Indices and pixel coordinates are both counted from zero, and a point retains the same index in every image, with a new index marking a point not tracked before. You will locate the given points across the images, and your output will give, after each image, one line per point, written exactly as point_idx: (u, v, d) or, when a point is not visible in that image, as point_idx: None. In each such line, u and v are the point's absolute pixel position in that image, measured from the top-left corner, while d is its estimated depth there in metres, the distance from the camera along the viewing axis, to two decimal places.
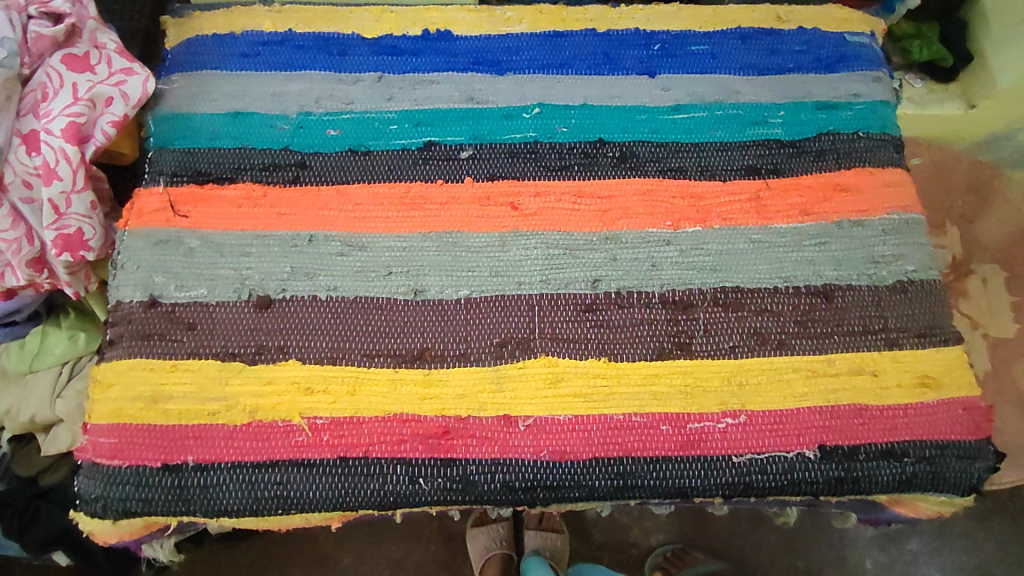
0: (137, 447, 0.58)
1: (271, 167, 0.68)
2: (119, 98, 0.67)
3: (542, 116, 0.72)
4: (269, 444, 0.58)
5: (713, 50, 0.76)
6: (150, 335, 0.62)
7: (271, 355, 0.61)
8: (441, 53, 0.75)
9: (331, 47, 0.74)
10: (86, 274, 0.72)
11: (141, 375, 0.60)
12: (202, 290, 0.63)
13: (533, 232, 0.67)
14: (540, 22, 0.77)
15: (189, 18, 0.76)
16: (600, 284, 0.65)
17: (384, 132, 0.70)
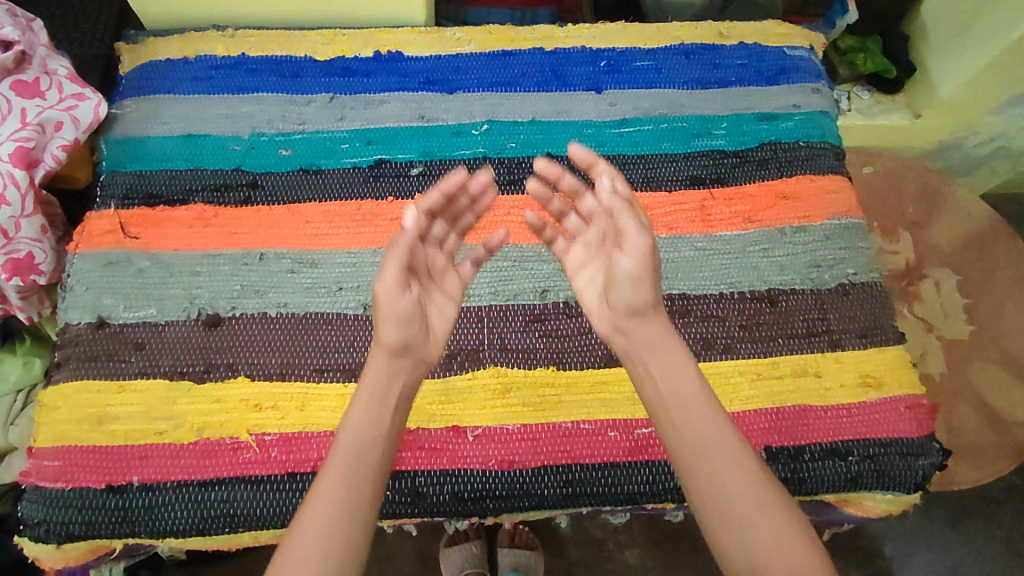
0: (81, 470, 0.58)
1: (222, 188, 0.69)
2: (69, 123, 0.68)
3: (490, 132, 0.73)
4: (215, 463, 0.58)
5: (657, 66, 0.79)
6: (96, 357, 0.62)
7: (219, 373, 0.61)
8: (392, 74, 0.76)
9: (283, 69, 0.76)
10: (39, 298, 0.72)
11: (86, 397, 0.60)
12: (150, 310, 0.64)
13: (482, 245, 0.68)
14: (489, 42, 0.79)
15: (144, 44, 0.77)
16: (548, 294, 0.66)
17: (335, 151, 0.72)
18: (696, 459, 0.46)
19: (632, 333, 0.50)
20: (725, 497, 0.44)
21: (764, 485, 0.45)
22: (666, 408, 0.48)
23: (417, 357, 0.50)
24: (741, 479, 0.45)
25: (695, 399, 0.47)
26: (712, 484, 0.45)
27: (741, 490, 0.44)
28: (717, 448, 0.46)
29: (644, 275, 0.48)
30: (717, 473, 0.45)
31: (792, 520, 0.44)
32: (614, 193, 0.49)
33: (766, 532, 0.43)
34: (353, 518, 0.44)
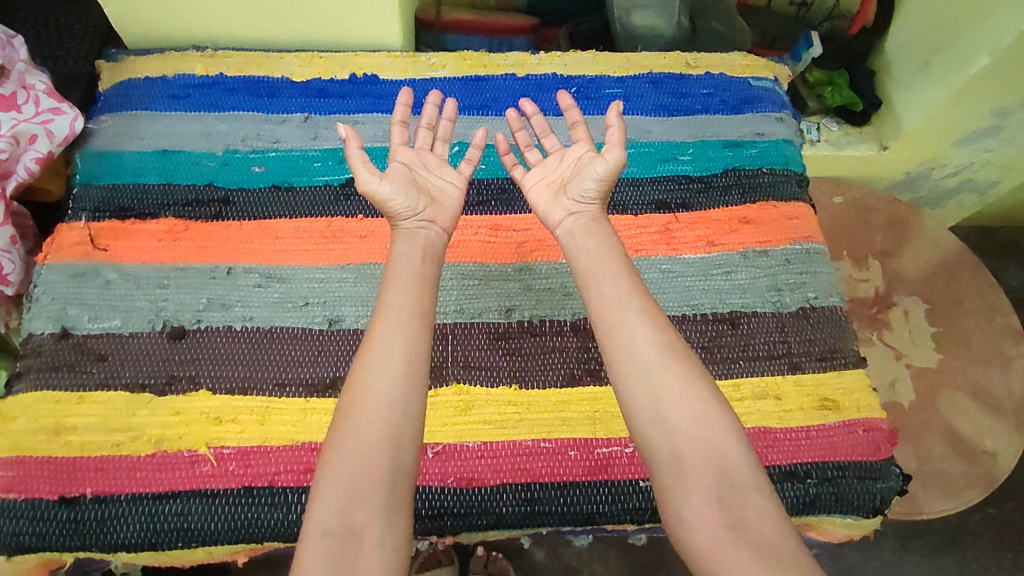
0: (34, 481, 0.57)
1: (194, 203, 0.70)
2: (43, 136, 0.69)
3: (461, 154, 0.75)
4: (172, 475, 0.58)
5: (626, 93, 0.81)
6: (58, 367, 0.62)
7: (182, 386, 0.61)
8: (367, 95, 0.79)
9: (260, 90, 0.78)
10: (5, 310, 0.72)
11: (45, 408, 0.60)
12: (115, 321, 0.64)
13: (448, 264, 0.69)
14: (463, 67, 0.82)
15: (125, 63, 0.79)
16: (513, 313, 0.67)
17: (308, 169, 0.74)
18: (634, 356, 0.54)
19: (580, 217, 0.63)
20: (653, 380, 0.52)
21: (697, 378, 0.53)
22: (611, 308, 0.56)
23: (432, 219, 0.62)
24: (674, 369, 0.53)
25: (630, 300, 0.56)
26: (647, 371, 0.53)
27: (669, 377, 0.52)
28: (659, 342, 0.54)
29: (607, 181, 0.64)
30: (659, 360, 0.53)
31: (717, 410, 0.51)
32: (610, 138, 0.64)
33: (691, 412, 0.51)
34: (392, 384, 0.51)
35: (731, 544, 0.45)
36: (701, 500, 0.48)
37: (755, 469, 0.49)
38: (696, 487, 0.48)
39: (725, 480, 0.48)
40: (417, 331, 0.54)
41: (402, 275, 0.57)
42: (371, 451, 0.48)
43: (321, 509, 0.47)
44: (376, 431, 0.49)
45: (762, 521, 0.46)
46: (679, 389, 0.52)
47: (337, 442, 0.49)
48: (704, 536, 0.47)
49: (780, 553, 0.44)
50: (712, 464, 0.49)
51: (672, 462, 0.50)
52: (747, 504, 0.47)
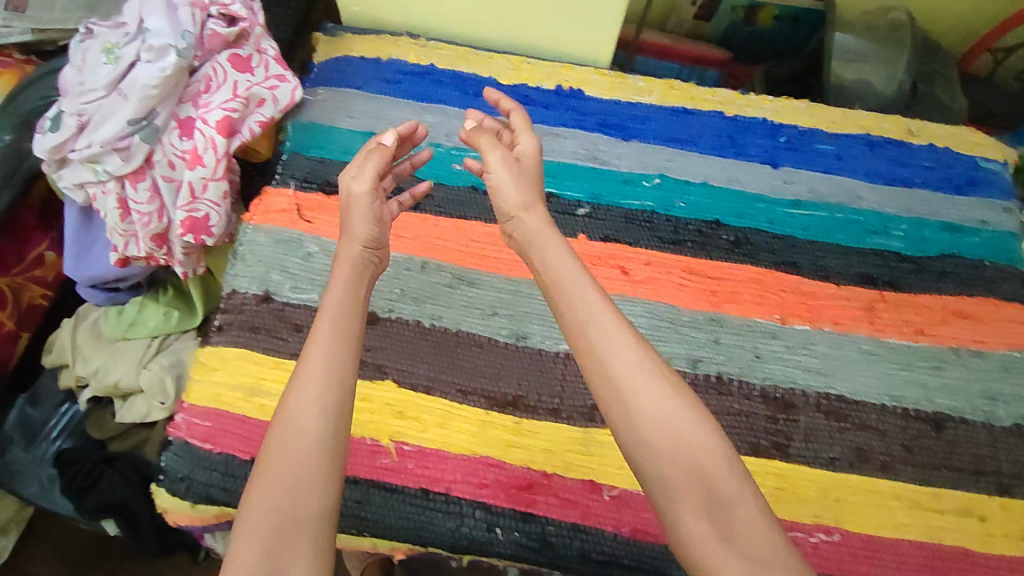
0: (228, 436, 0.59)
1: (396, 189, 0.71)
2: (269, 102, 0.72)
3: (662, 187, 0.73)
4: (354, 461, 0.58)
5: (838, 152, 0.76)
6: (257, 329, 0.63)
7: (369, 372, 0.62)
8: (571, 110, 0.77)
9: (467, 86, 0.78)
10: (197, 257, 0.78)
11: (244, 367, 0.62)
12: (313, 295, 0.65)
13: (639, 299, 0.67)
14: (671, 96, 0.78)
15: (342, 38, 0.81)
16: (700, 365, 0.65)
17: None
18: (607, 378, 0.47)
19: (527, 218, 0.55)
20: (629, 401, 0.46)
21: (672, 388, 0.47)
22: (581, 323, 0.49)
23: (377, 241, 0.56)
24: (652, 386, 0.46)
25: (602, 308, 0.49)
26: (621, 393, 0.46)
27: (648, 394, 0.46)
28: (635, 364, 0.47)
29: (534, 174, 0.58)
30: (636, 377, 0.46)
31: (697, 417, 0.46)
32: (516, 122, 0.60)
33: (669, 425, 0.45)
34: (312, 417, 0.46)
35: (726, 559, 0.41)
36: (691, 517, 0.43)
37: (741, 478, 0.44)
38: (685, 504, 0.43)
39: (714, 494, 0.43)
40: (347, 352, 0.49)
41: (332, 307, 0.51)
42: (298, 493, 0.43)
43: (238, 555, 0.41)
44: (297, 470, 0.44)
45: (753, 530, 0.42)
46: (659, 406, 0.45)
47: (257, 487, 0.44)
48: (697, 551, 0.42)
49: (775, 562, 0.41)
50: (695, 480, 0.43)
51: (658, 480, 0.44)
52: (735, 517, 0.42)
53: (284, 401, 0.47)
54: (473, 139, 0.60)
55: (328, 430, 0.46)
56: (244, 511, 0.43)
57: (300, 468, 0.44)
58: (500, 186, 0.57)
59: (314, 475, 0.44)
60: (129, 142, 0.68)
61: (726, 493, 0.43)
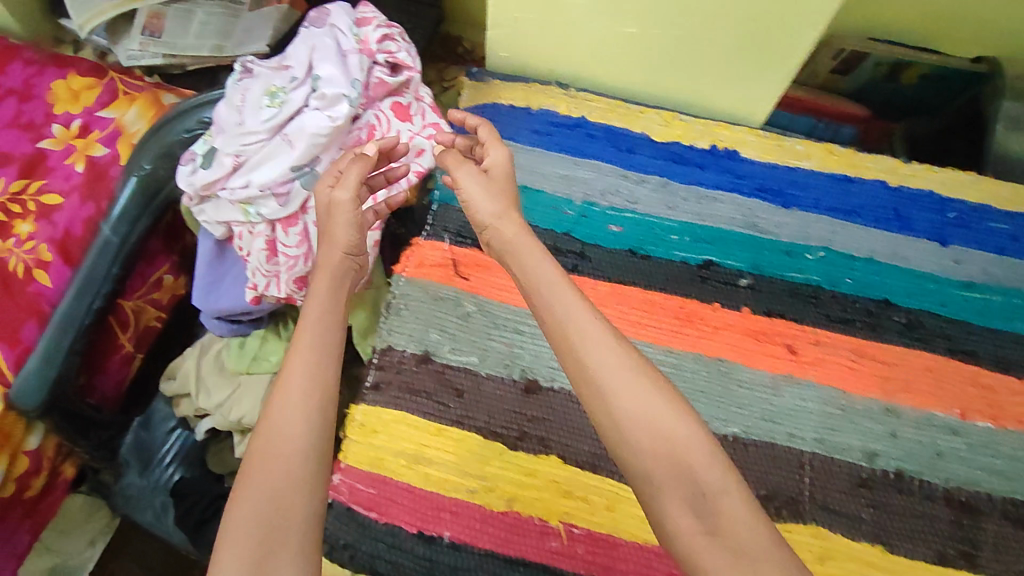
0: (394, 505, 0.58)
1: (553, 250, 0.69)
2: (427, 151, 0.71)
3: (826, 261, 0.70)
4: (523, 541, 0.56)
5: (1013, 232, 0.73)
6: (418, 391, 0.62)
7: (533, 445, 0.60)
8: (727, 172, 0.74)
9: (620, 142, 0.75)
10: (332, 301, 0.79)
11: (406, 432, 0.60)
12: (473, 358, 0.63)
13: (809, 383, 0.64)
14: (829, 162, 0.75)
15: (489, 84, 0.79)
16: (877, 460, 0.62)
17: (663, 240, 0.70)
18: (583, 378, 0.46)
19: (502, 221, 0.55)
20: (606, 399, 0.45)
21: (654, 379, 0.45)
22: (557, 324, 0.48)
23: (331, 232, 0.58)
24: (631, 383, 0.45)
25: (576, 307, 0.48)
26: (601, 391, 0.45)
27: (628, 389, 0.45)
28: (611, 363, 0.46)
29: (506, 183, 0.59)
30: (609, 372, 0.45)
31: (688, 415, 0.44)
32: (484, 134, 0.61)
33: (650, 419, 0.44)
34: (302, 423, 0.46)
35: (713, 555, 0.40)
36: (673, 510, 0.42)
37: (723, 466, 0.43)
38: (668, 498, 0.42)
39: (697, 487, 0.42)
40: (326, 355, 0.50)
41: (314, 317, 0.52)
42: (284, 494, 0.44)
43: (225, 558, 0.42)
44: (286, 470, 0.45)
45: (742, 524, 0.40)
46: (643, 401, 0.44)
47: (241, 492, 0.44)
48: (685, 549, 0.41)
49: (759, 554, 0.39)
50: (677, 472, 0.42)
51: (642, 478, 0.43)
52: (723, 509, 0.41)
53: (269, 406, 0.47)
54: (443, 160, 0.60)
55: (312, 430, 0.46)
56: (229, 516, 0.44)
57: (286, 470, 0.45)
58: (474, 198, 0.57)
59: (299, 472, 0.45)
60: (289, 188, 0.69)
61: (708, 483, 0.42)
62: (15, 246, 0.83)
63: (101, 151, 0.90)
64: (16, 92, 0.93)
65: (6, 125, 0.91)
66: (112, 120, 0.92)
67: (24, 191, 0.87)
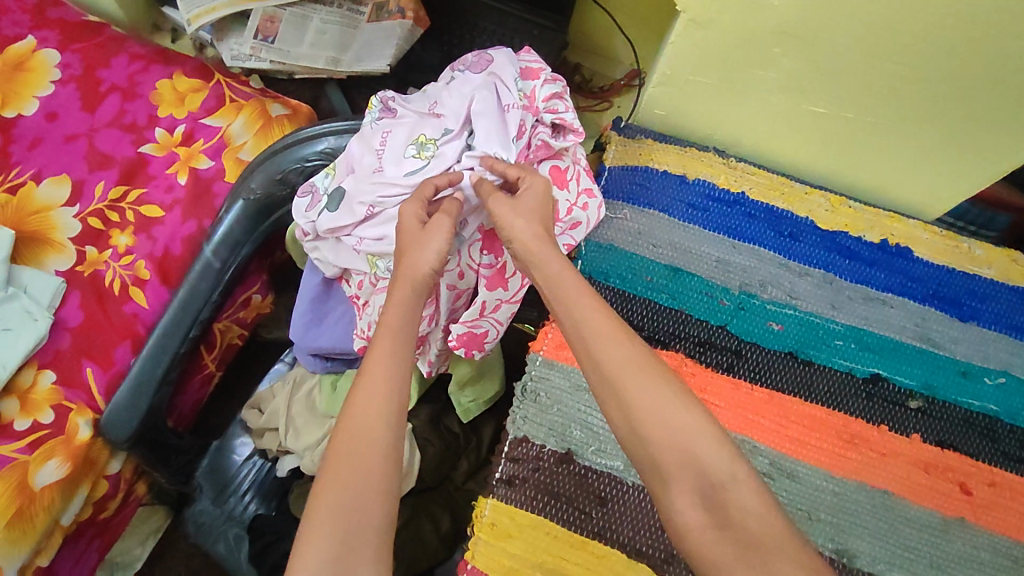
0: None
1: (707, 345, 0.63)
2: (583, 224, 0.66)
3: (1006, 388, 0.64)
4: None
5: None
6: (557, 495, 0.57)
7: (681, 571, 0.55)
8: (898, 272, 0.69)
9: (782, 226, 0.70)
10: (446, 358, 0.76)
11: (543, 540, 0.55)
12: (618, 463, 0.58)
13: (983, 530, 0.58)
14: (1013, 272, 0.70)
15: (641, 144, 0.74)
16: None
17: (828, 344, 0.65)
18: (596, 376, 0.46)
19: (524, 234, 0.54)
20: (617, 394, 0.44)
21: (671, 376, 0.45)
22: (572, 328, 0.49)
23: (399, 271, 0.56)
24: (636, 376, 0.44)
25: (592, 310, 0.48)
26: (612, 387, 0.45)
27: (645, 388, 0.44)
28: (621, 358, 0.45)
29: (540, 212, 0.57)
30: (621, 366, 0.45)
31: (693, 407, 0.43)
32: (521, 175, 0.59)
33: (668, 423, 0.42)
34: (378, 419, 0.47)
35: (723, 551, 0.38)
36: (685, 501, 0.40)
37: (742, 461, 0.41)
38: (677, 489, 0.41)
39: (707, 479, 0.40)
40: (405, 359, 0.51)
41: (390, 321, 0.53)
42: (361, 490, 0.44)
43: (306, 549, 0.42)
44: (360, 469, 0.45)
45: (751, 514, 0.38)
46: (656, 395, 0.43)
47: (321, 490, 0.44)
48: (694, 544, 0.40)
49: (773, 545, 0.37)
50: (690, 466, 0.41)
51: (654, 475, 0.42)
52: (735, 504, 0.39)
53: (350, 403, 0.48)
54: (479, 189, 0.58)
55: (389, 425, 0.47)
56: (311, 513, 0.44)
57: (368, 469, 0.45)
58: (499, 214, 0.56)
59: (375, 471, 0.45)
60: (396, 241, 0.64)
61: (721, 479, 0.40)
62: (111, 258, 0.80)
63: (205, 164, 0.85)
64: (119, 89, 0.87)
65: (108, 124, 0.86)
66: (218, 130, 0.86)
67: (123, 199, 0.83)
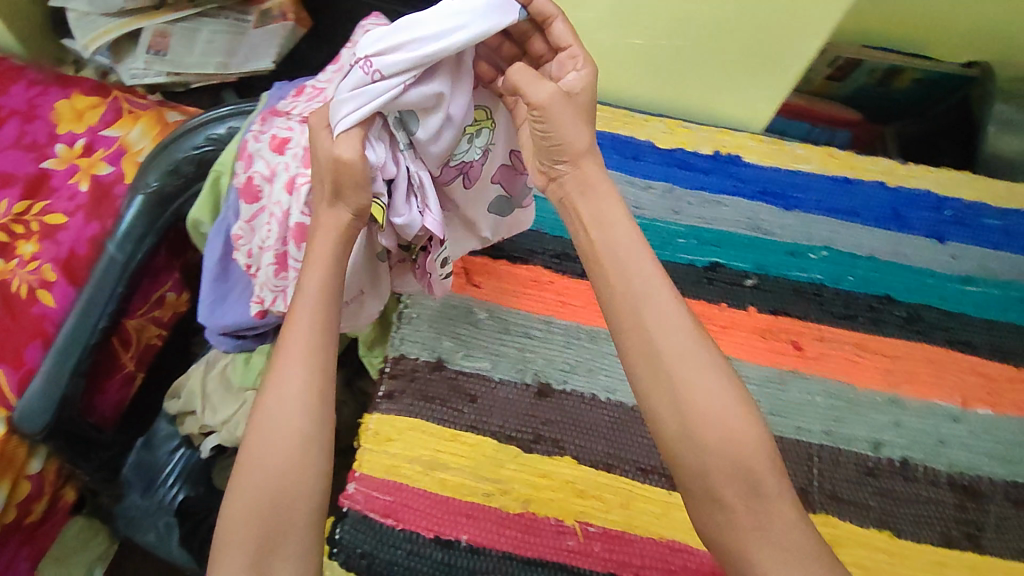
0: (412, 512, 0.57)
1: (562, 256, 0.71)
2: None
3: (829, 260, 0.72)
4: (540, 541, 0.56)
5: (1008, 228, 0.75)
6: (431, 398, 0.62)
7: (547, 447, 0.60)
8: (730, 176, 0.77)
9: (625, 150, 0.79)
10: None
11: (419, 437, 0.60)
12: (485, 363, 0.64)
13: (815, 377, 0.66)
14: (831, 164, 0.79)
15: None
16: (882, 449, 0.63)
17: (670, 243, 0.73)
18: (650, 356, 0.45)
19: (562, 181, 0.53)
20: (675, 384, 0.44)
21: (729, 383, 0.44)
22: (625, 300, 0.47)
23: (336, 192, 0.53)
24: (695, 373, 0.44)
25: (650, 292, 0.47)
26: (669, 378, 0.44)
27: (699, 386, 0.44)
28: (672, 353, 0.45)
29: (588, 111, 0.53)
30: (682, 359, 0.44)
31: (746, 413, 0.44)
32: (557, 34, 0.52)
33: (722, 426, 0.43)
34: (294, 421, 0.49)
35: (761, 550, 0.41)
36: (732, 503, 0.42)
37: (781, 474, 0.43)
38: (724, 495, 0.42)
39: (753, 485, 0.42)
40: (318, 352, 0.51)
41: (304, 307, 0.52)
42: (281, 487, 0.47)
43: (231, 547, 0.46)
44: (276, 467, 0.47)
45: (791, 525, 0.41)
46: (712, 399, 0.43)
47: (241, 482, 0.48)
48: (732, 541, 0.42)
49: (803, 548, 0.41)
50: (737, 471, 0.42)
51: (700, 476, 0.43)
52: (773, 510, 0.42)
53: (259, 409, 0.49)
54: (516, 80, 0.51)
55: (303, 424, 0.49)
56: (233, 504, 0.47)
57: (281, 468, 0.47)
58: (557, 121, 0.51)
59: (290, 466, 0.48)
60: (420, 178, 0.55)
61: (770, 506, 0.42)
62: (18, 266, 0.82)
63: (106, 169, 0.90)
64: (19, 112, 0.92)
65: (8, 145, 0.90)
66: (117, 139, 0.92)
67: (28, 212, 0.86)
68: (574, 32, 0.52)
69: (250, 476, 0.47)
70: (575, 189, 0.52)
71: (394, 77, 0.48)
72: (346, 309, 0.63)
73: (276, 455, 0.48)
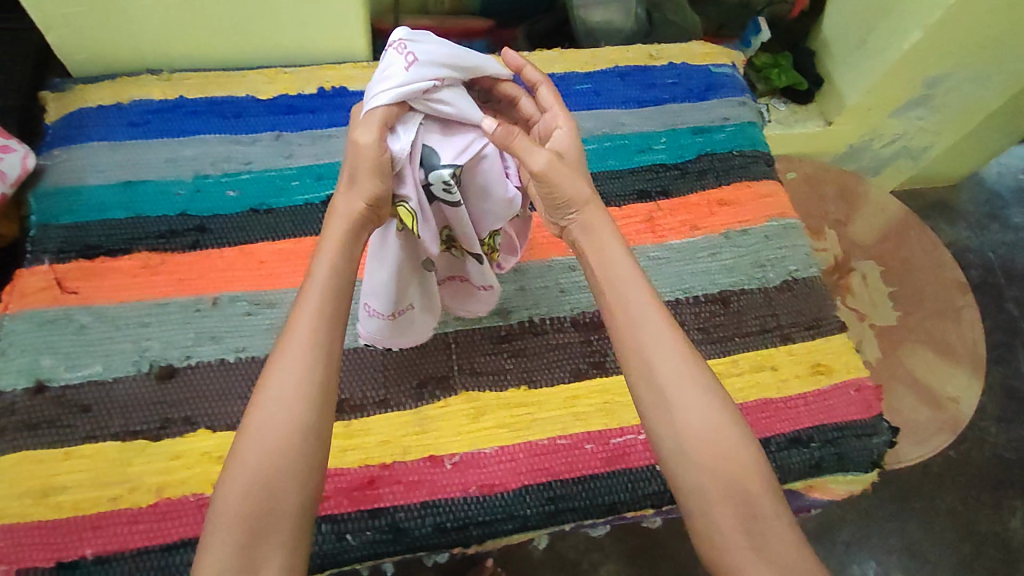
0: (27, 549, 0.53)
1: (168, 234, 0.65)
2: None
3: None
4: (179, 523, 0.55)
5: (595, 88, 0.82)
6: (37, 424, 0.57)
7: (178, 428, 0.58)
8: (339, 108, 0.74)
9: (224, 110, 0.72)
10: None
11: (28, 470, 0.56)
12: (96, 367, 0.60)
13: None
14: None
15: (73, 92, 0.72)
16: (511, 315, 0.67)
17: (286, 189, 0.69)
18: (646, 371, 0.45)
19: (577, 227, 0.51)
20: (668, 397, 0.44)
21: (722, 404, 0.44)
22: (624, 316, 0.47)
23: (351, 175, 0.47)
24: (688, 389, 0.44)
25: (646, 311, 0.47)
26: (661, 394, 0.45)
27: (689, 403, 0.44)
28: (665, 369, 0.45)
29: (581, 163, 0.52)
30: (677, 377, 0.45)
31: (746, 440, 0.44)
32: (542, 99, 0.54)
33: (722, 450, 0.43)
34: (295, 433, 0.42)
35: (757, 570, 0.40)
36: (725, 523, 0.42)
37: (774, 492, 0.43)
38: (719, 512, 0.42)
39: (748, 508, 0.42)
40: (326, 342, 0.44)
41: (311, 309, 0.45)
42: (263, 493, 0.40)
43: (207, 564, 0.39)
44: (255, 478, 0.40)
45: (785, 545, 0.41)
46: (706, 420, 0.44)
47: (232, 468, 0.41)
48: (727, 557, 0.41)
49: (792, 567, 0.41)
50: (730, 488, 0.42)
51: (695, 493, 0.43)
52: (771, 531, 0.41)
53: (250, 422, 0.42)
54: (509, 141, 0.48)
55: (308, 439, 0.42)
56: (219, 501, 0.41)
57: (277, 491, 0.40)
58: (557, 181, 0.49)
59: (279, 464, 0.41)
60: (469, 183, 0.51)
61: (766, 527, 0.41)
62: None
63: None
64: None
65: None
66: None
67: None
68: (554, 95, 0.54)
69: (232, 489, 0.41)
70: (583, 234, 0.50)
71: (427, 69, 0.46)
72: (392, 321, 0.58)
73: (266, 479, 0.40)
